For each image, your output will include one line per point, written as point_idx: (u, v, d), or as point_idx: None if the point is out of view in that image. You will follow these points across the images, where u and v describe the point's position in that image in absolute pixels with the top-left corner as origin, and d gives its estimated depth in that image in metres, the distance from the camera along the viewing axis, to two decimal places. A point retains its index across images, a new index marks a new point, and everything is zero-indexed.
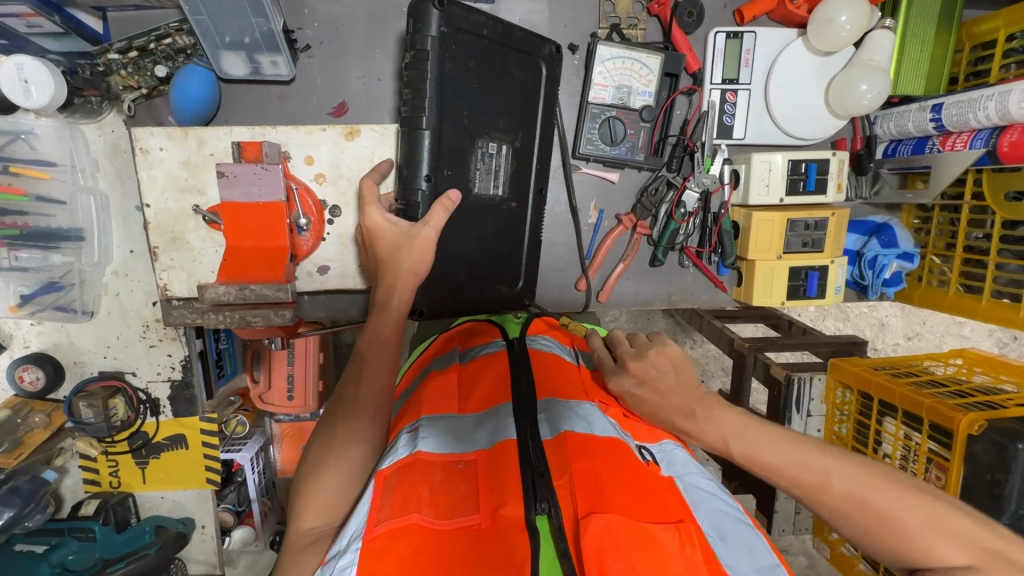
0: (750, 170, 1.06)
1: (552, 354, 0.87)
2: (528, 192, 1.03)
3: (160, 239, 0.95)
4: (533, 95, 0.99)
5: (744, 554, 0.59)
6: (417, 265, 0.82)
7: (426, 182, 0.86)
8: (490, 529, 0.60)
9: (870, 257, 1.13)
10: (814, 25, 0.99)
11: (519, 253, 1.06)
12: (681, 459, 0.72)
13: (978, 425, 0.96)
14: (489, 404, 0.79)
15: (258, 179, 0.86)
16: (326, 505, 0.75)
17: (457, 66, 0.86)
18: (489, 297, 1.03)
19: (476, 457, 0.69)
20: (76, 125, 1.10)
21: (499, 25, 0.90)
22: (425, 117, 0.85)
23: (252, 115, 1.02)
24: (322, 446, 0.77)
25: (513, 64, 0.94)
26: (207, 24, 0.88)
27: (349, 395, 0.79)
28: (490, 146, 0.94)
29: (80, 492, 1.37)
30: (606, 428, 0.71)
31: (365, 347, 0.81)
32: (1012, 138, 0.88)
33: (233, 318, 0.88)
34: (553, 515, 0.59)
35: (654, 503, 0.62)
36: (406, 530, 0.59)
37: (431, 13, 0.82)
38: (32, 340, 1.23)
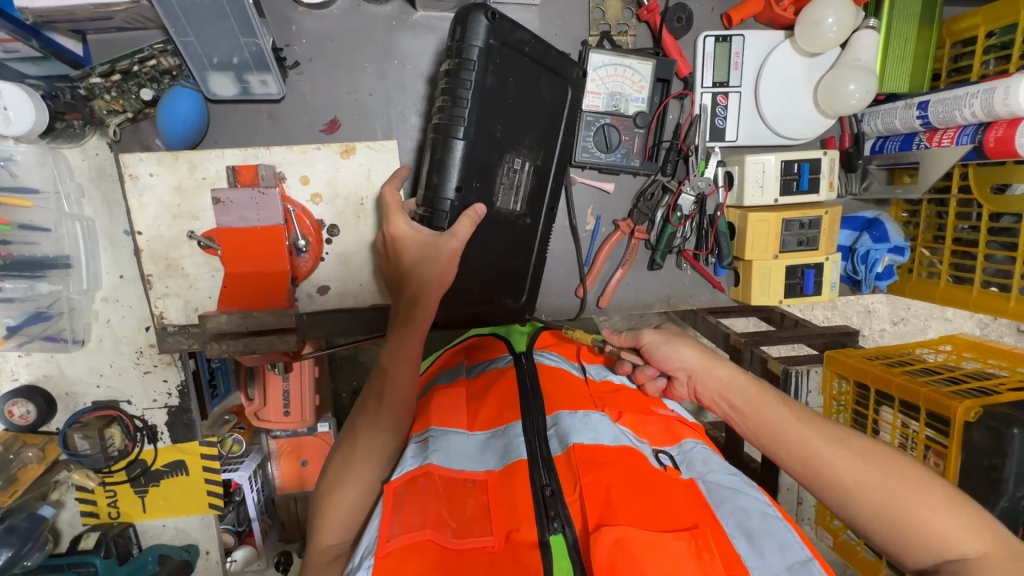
0: (744, 172, 1.07)
1: (559, 367, 0.88)
2: (543, 208, 1.03)
3: (154, 267, 0.93)
4: (558, 118, 1.00)
5: (774, 548, 0.58)
6: (444, 275, 0.83)
7: (456, 193, 0.88)
8: (504, 552, 0.61)
9: (863, 251, 1.15)
10: (801, 27, 1.01)
11: (527, 269, 1.05)
12: (702, 457, 0.73)
13: (974, 412, 0.97)
14: (493, 423, 0.78)
15: (255, 204, 0.88)
16: (346, 524, 0.74)
17: (497, 79, 0.88)
18: (498, 309, 1.04)
19: (487, 476, 0.69)
20: (58, 150, 1.07)
21: (539, 43, 0.92)
22: (462, 126, 0.86)
23: (242, 136, 1.00)
24: (341, 462, 0.77)
25: (544, 81, 0.95)
26: (195, 46, 0.87)
27: (371, 410, 0.79)
28: (516, 162, 0.95)
29: (78, 525, 1.33)
30: (617, 437, 0.71)
31: (387, 361, 0.80)
32: (997, 133, 0.90)
33: (236, 346, 0.85)
34: (567, 532, 0.61)
35: (667, 511, 0.62)
36: (419, 549, 0.60)
37: (481, 22, 0.84)
38: (21, 372, 1.19)
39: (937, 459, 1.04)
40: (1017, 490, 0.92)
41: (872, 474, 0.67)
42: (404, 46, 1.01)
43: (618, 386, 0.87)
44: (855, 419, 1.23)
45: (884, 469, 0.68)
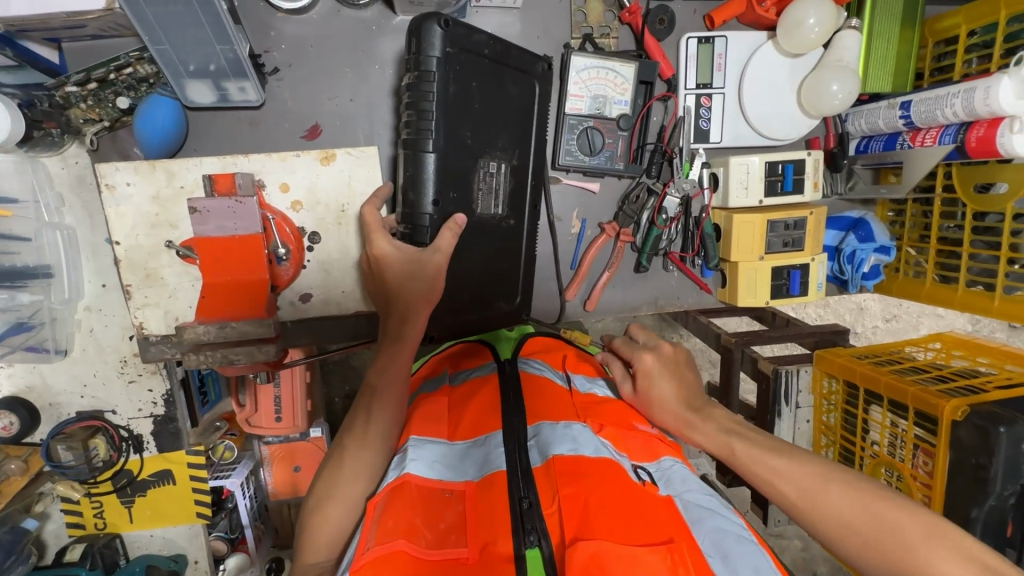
0: (728, 174, 1.07)
1: (543, 377, 0.86)
2: (527, 209, 1.03)
3: (133, 277, 0.92)
4: (530, 113, 0.99)
5: (748, 570, 0.58)
6: (430, 292, 0.82)
7: (433, 207, 0.87)
8: (478, 563, 0.60)
9: (849, 252, 1.15)
10: (784, 27, 1.00)
11: (517, 270, 1.05)
12: (680, 476, 0.72)
13: (961, 410, 0.98)
14: (476, 430, 0.77)
15: (232, 213, 0.85)
16: (330, 541, 0.73)
17: (460, 86, 0.87)
18: (485, 314, 1.03)
19: (465, 487, 0.69)
20: (37, 159, 1.06)
21: (498, 43, 0.91)
22: (431, 138, 0.85)
23: (222, 144, 0.99)
24: (327, 478, 0.76)
25: (510, 81, 0.94)
26: (170, 53, 0.85)
27: (358, 426, 0.78)
28: (491, 165, 0.94)
29: (64, 537, 1.32)
30: (597, 449, 0.70)
31: (376, 376, 0.80)
32: (978, 133, 0.90)
33: (214, 359, 0.82)
34: (543, 546, 0.60)
35: (643, 523, 0.61)
36: (392, 559, 0.59)
37: (435, 31, 0.83)
38: (3, 383, 1.18)
39: (926, 458, 1.04)
40: (1005, 490, 0.92)
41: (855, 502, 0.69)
42: (385, 51, 1.01)
43: (602, 399, 0.85)
44: (844, 419, 1.23)
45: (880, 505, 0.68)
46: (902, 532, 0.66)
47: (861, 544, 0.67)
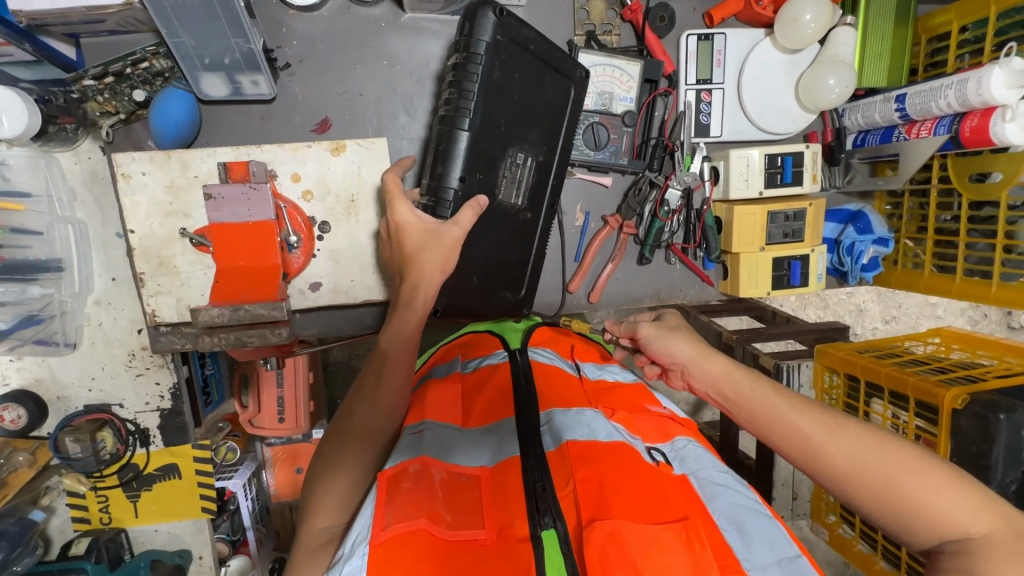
0: (728, 167, 1.09)
1: (553, 366, 0.88)
2: (546, 207, 1.05)
3: (147, 265, 0.93)
4: (562, 114, 1.01)
5: (763, 543, 0.59)
6: (445, 262, 0.82)
7: (459, 183, 0.89)
8: (497, 546, 0.61)
9: (848, 244, 1.17)
10: (780, 25, 1.04)
11: (526, 261, 1.07)
12: (694, 454, 0.73)
13: (961, 399, 0.98)
14: (487, 417, 0.79)
15: (246, 200, 0.87)
16: (340, 506, 0.73)
17: (503, 75, 0.89)
18: (493, 302, 1.05)
19: (480, 472, 0.70)
20: (50, 153, 1.08)
21: (544, 42, 0.93)
22: (468, 118, 0.87)
23: (233, 136, 1.02)
24: (336, 445, 0.77)
25: (549, 79, 0.97)
26: (187, 46, 0.88)
27: (367, 393, 0.79)
28: (518, 157, 0.96)
29: (69, 531, 1.32)
30: (610, 433, 0.71)
31: (387, 342, 0.80)
32: (972, 123, 0.93)
33: (228, 340, 0.86)
34: (559, 527, 0.60)
35: (659, 502, 0.62)
36: (413, 538, 0.60)
37: (489, 18, 0.86)
38: (12, 376, 1.19)
39: (927, 448, 1.05)
40: (1007, 476, 0.94)
41: (860, 455, 0.64)
42: (394, 48, 1.03)
43: (612, 384, 0.87)
44: (846, 412, 1.24)
45: (879, 447, 0.64)
46: (911, 486, 0.61)
47: (869, 493, 0.63)
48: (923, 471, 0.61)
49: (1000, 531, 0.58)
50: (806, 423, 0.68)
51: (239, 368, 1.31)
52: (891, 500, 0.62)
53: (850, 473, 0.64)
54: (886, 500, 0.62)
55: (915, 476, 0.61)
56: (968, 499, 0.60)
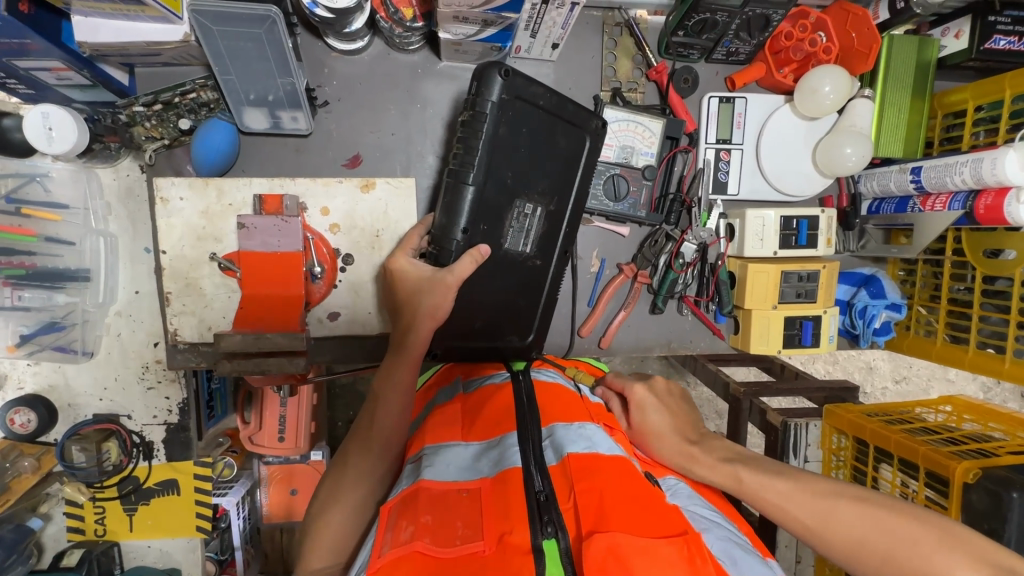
0: (745, 225, 1.11)
1: (556, 384, 0.90)
2: (555, 253, 1.05)
3: (173, 285, 0.95)
4: (577, 163, 1.02)
5: (752, 572, 0.60)
6: (435, 309, 0.84)
7: (462, 234, 0.90)
8: (495, 556, 0.58)
9: (861, 307, 1.18)
10: (800, 94, 1.07)
11: (535, 308, 1.07)
12: (686, 492, 0.74)
13: (972, 473, 0.97)
14: (488, 432, 0.77)
15: (277, 231, 0.91)
16: (335, 546, 0.74)
17: (510, 130, 0.92)
18: (501, 347, 1.05)
19: (478, 485, 0.68)
20: (92, 169, 1.15)
21: (554, 97, 0.95)
22: (472, 172, 0.90)
23: (268, 167, 1.06)
24: (331, 485, 0.77)
25: (560, 134, 0.98)
26: (235, 83, 0.93)
27: (362, 436, 0.81)
28: (526, 207, 0.97)
29: (63, 541, 1.31)
30: (611, 448, 0.70)
31: (380, 385, 0.83)
32: (987, 201, 0.95)
33: (246, 366, 0.86)
34: (560, 538, 0.59)
35: (659, 518, 0.61)
36: (407, 558, 0.57)
37: (496, 80, 0.88)
38: (28, 381, 1.21)
39: None
40: None
41: (874, 515, 0.69)
42: (427, 92, 1.08)
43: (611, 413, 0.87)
44: (854, 476, 1.22)
45: (881, 505, 0.71)
46: (916, 540, 0.67)
47: (880, 560, 0.68)
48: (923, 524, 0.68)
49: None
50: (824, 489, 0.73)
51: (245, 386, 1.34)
52: (901, 565, 0.67)
53: (859, 543, 0.69)
54: (896, 565, 0.67)
55: (919, 535, 0.68)
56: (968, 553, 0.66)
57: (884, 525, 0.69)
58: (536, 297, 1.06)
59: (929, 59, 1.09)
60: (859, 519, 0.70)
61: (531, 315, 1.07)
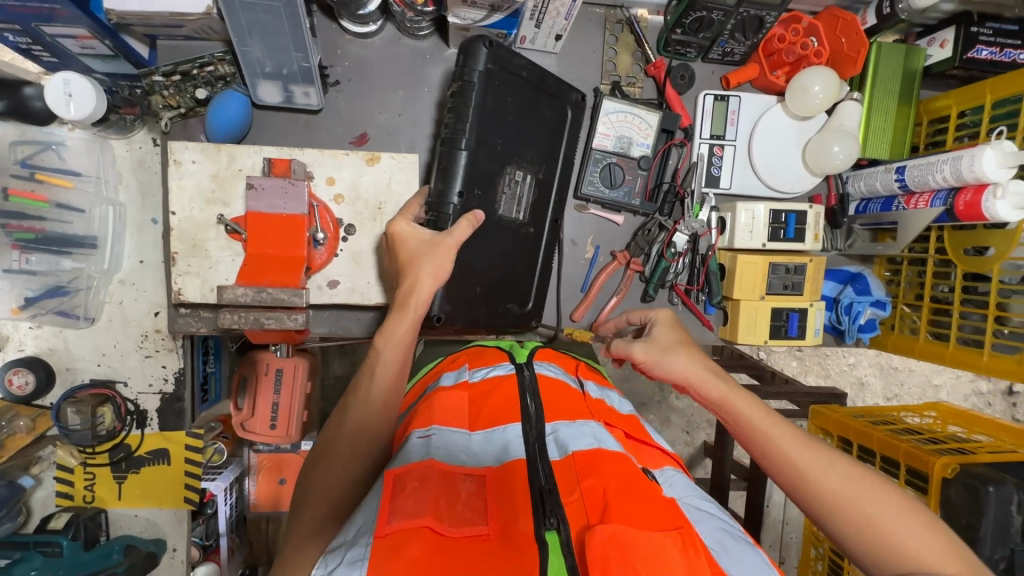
0: (735, 218, 1.14)
1: (559, 380, 0.89)
2: (546, 220, 1.11)
3: (180, 246, 0.98)
4: (560, 134, 1.09)
5: (744, 566, 0.61)
6: (436, 273, 0.87)
7: (459, 197, 0.94)
8: (499, 541, 0.62)
9: (846, 303, 1.21)
10: (791, 93, 1.12)
11: (533, 275, 1.12)
12: (682, 483, 0.76)
13: (951, 468, 0.99)
14: (492, 422, 0.80)
15: (284, 193, 0.93)
16: (329, 496, 0.74)
17: (497, 99, 0.97)
18: (500, 313, 1.08)
19: (485, 472, 0.72)
20: (105, 139, 1.19)
21: (536, 70, 1.02)
22: (464, 138, 0.94)
23: (280, 141, 1.10)
24: (328, 438, 0.79)
25: (545, 105, 1.05)
26: (251, 55, 0.97)
27: (360, 392, 0.81)
28: (517, 174, 1.03)
29: (51, 506, 1.32)
30: (613, 445, 0.74)
31: (380, 342, 0.84)
32: (966, 198, 0.99)
33: (246, 320, 0.88)
34: (562, 530, 0.62)
35: (657, 513, 0.63)
36: (416, 534, 0.61)
37: (481, 51, 0.93)
38: (28, 344, 1.23)
39: None
40: (995, 553, 0.93)
41: (867, 485, 0.70)
42: (436, 78, 1.13)
43: (611, 407, 0.89)
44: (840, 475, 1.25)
45: (873, 479, 0.71)
46: (902, 518, 0.68)
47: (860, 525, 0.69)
48: (911, 510, 0.69)
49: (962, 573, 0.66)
50: (827, 451, 0.74)
51: (238, 371, 1.35)
52: (882, 534, 0.68)
53: (842, 505, 0.69)
54: (874, 535, 0.68)
55: (904, 515, 0.68)
56: (946, 544, 0.67)
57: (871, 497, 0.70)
58: (534, 261, 1.12)
59: (915, 68, 1.14)
60: (849, 484, 0.71)
61: (530, 280, 1.12)
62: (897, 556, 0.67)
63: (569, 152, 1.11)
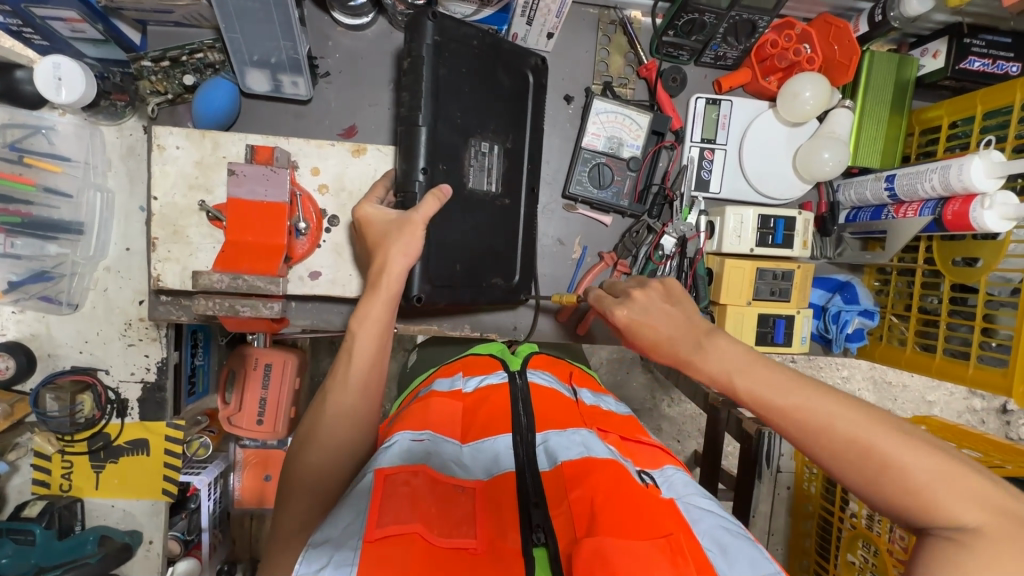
0: (724, 222, 1.13)
1: (552, 388, 0.90)
2: (521, 189, 1.09)
3: (161, 232, 0.97)
4: (522, 99, 1.07)
5: (743, 562, 0.61)
6: (406, 249, 0.85)
7: (423, 174, 0.92)
8: (485, 555, 0.62)
9: (834, 311, 1.20)
10: (782, 98, 1.12)
11: (515, 247, 1.11)
12: (681, 481, 0.76)
13: None
14: (483, 434, 0.80)
15: (266, 180, 0.93)
16: (314, 485, 0.75)
17: (449, 71, 0.94)
18: (484, 288, 1.06)
19: (476, 485, 0.71)
20: (96, 125, 1.18)
21: (488, 37, 0.99)
22: (422, 114, 0.91)
23: (268, 130, 1.10)
24: (310, 424, 0.79)
25: (502, 71, 1.02)
26: (239, 42, 0.97)
27: (338, 376, 0.81)
28: (482, 145, 1.01)
29: (27, 493, 1.31)
30: (603, 452, 0.73)
31: (355, 324, 0.82)
32: (954, 207, 0.98)
33: (221, 305, 0.89)
34: (549, 545, 0.63)
35: (647, 518, 0.62)
36: (406, 541, 0.60)
37: (426, 24, 0.90)
38: (10, 328, 1.22)
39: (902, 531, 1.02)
40: None
41: (871, 440, 0.64)
42: None
43: (605, 411, 0.90)
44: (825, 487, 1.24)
45: (881, 428, 0.65)
46: (914, 471, 0.62)
47: (865, 480, 0.65)
48: (927, 457, 0.63)
49: (992, 523, 0.60)
50: (827, 406, 0.67)
51: (225, 364, 1.33)
52: (891, 488, 0.63)
53: (844, 463, 0.66)
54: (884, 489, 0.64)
55: (915, 467, 0.62)
56: (969, 491, 0.61)
57: (879, 450, 0.64)
58: (513, 235, 1.09)
59: (907, 78, 1.13)
60: (850, 441, 0.65)
61: (512, 254, 1.10)
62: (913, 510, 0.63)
63: (535, 119, 1.10)
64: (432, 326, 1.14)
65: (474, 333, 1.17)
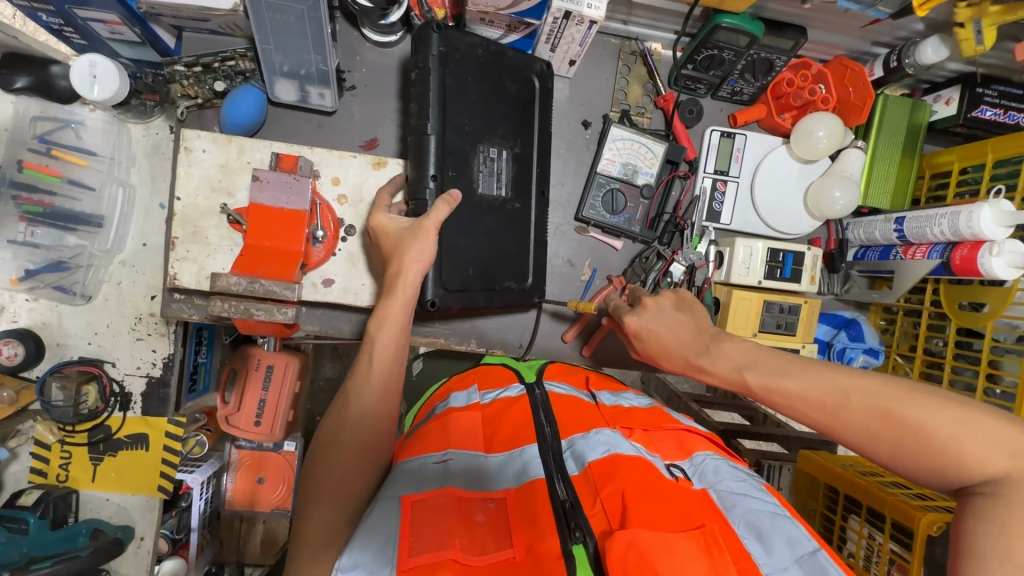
0: (733, 253, 1.15)
1: (570, 396, 0.90)
2: (531, 193, 1.09)
3: (181, 231, 0.99)
4: (530, 107, 1.08)
5: (782, 544, 0.64)
6: (421, 254, 0.87)
7: (433, 180, 0.95)
8: (525, 562, 0.65)
9: (838, 348, 1.19)
10: (797, 135, 1.14)
11: (527, 252, 1.10)
12: (712, 468, 0.77)
13: (937, 525, 0.96)
14: (513, 442, 0.80)
15: (288, 188, 0.96)
16: (340, 492, 0.75)
17: (456, 80, 0.96)
18: (499, 292, 1.06)
19: (506, 494, 0.73)
20: (124, 123, 1.22)
21: (493, 45, 1.01)
22: (430, 123, 0.94)
23: (291, 138, 1.12)
24: (332, 428, 0.79)
25: (507, 77, 1.03)
26: (272, 53, 1.00)
27: (358, 378, 0.82)
28: (491, 150, 1.02)
29: (23, 481, 1.30)
30: (629, 449, 0.75)
31: (375, 325, 0.84)
32: (961, 252, 1.00)
33: (236, 308, 0.91)
34: (588, 543, 0.65)
35: (678, 512, 0.66)
36: (442, 566, 0.63)
37: (432, 36, 0.93)
38: (22, 315, 1.22)
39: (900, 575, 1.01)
40: None
41: (886, 409, 0.69)
42: None
43: (627, 408, 0.91)
44: (824, 525, 1.22)
45: (892, 395, 0.69)
46: (935, 429, 0.66)
47: (892, 451, 0.69)
48: (944, 412, 0.67)
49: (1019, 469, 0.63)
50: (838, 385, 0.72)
51: (229, 364, 1.36)
52: (920, 452, 0.67)
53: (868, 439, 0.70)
54: (916, 453, 0.67)
55: (932, 425, 0.66)
56: (989, 438, 0.65)
57: (897, 414, 0.68)
58: (524, 238, 1.09)
59: (919, 123, 1.15)
60: (867, 411, 0.70)
61: (525, 259, 1.10)
62: (947, 471, 0.66)
63: (544, 123, 1.10)
64: (439, 339, 1.16)
65: (480, 348, 1.18)
